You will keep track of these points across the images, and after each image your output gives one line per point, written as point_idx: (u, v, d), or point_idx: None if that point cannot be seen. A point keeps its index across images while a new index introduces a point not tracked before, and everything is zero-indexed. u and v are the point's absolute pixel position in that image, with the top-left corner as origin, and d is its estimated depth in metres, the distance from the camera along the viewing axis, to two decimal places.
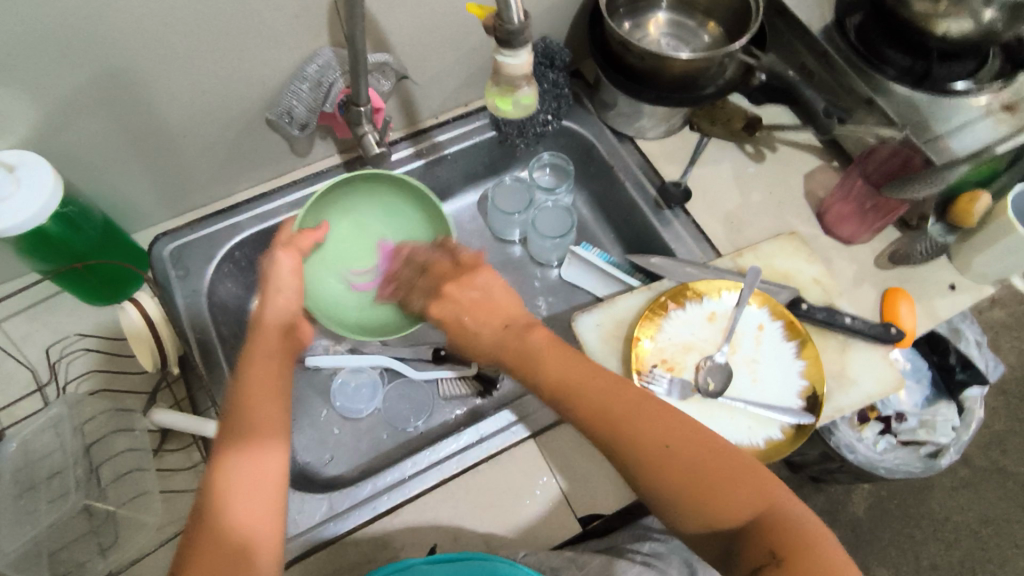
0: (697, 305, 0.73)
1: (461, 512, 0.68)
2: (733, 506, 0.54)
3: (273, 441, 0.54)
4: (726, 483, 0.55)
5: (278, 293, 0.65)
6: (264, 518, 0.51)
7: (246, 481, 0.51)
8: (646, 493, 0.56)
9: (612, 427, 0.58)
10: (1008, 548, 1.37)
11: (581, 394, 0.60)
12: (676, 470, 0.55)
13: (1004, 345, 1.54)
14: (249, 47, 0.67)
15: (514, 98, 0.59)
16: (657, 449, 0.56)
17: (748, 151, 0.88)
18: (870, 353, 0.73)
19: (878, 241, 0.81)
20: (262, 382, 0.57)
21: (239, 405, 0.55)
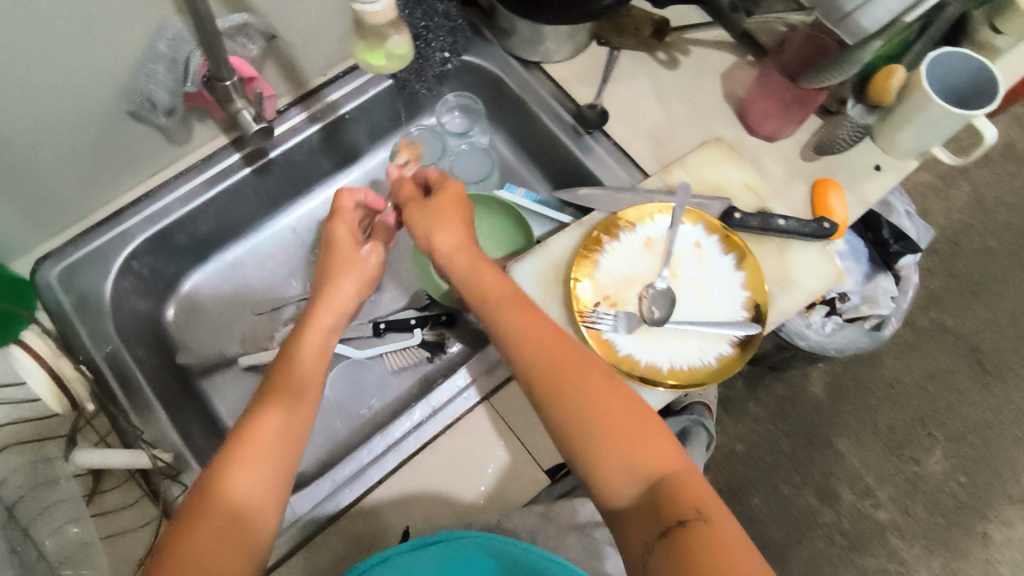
0: (631, 233, 0.70)
1: (430, 490, 0.66)
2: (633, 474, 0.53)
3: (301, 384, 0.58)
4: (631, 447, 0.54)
5: (348, 268, 0.68)
6: (264, 445, 0.53)
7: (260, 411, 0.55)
8: (573, 450, 0.55)
9: (557, 393, 0.56)
10: (954, 396, 1.43)
11: (529, 346, 0.58)
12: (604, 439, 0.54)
13: (933, 208, 1.58)
14: (82, 35, 0.58)
15: (386, 49, 0.55)
16: (593, 404, 0.55)
17: (661, 59, 0.83)
18: (808, 250, 0.72)
19: (801, 133, 0.79)
20: (313, 346, 0.61)
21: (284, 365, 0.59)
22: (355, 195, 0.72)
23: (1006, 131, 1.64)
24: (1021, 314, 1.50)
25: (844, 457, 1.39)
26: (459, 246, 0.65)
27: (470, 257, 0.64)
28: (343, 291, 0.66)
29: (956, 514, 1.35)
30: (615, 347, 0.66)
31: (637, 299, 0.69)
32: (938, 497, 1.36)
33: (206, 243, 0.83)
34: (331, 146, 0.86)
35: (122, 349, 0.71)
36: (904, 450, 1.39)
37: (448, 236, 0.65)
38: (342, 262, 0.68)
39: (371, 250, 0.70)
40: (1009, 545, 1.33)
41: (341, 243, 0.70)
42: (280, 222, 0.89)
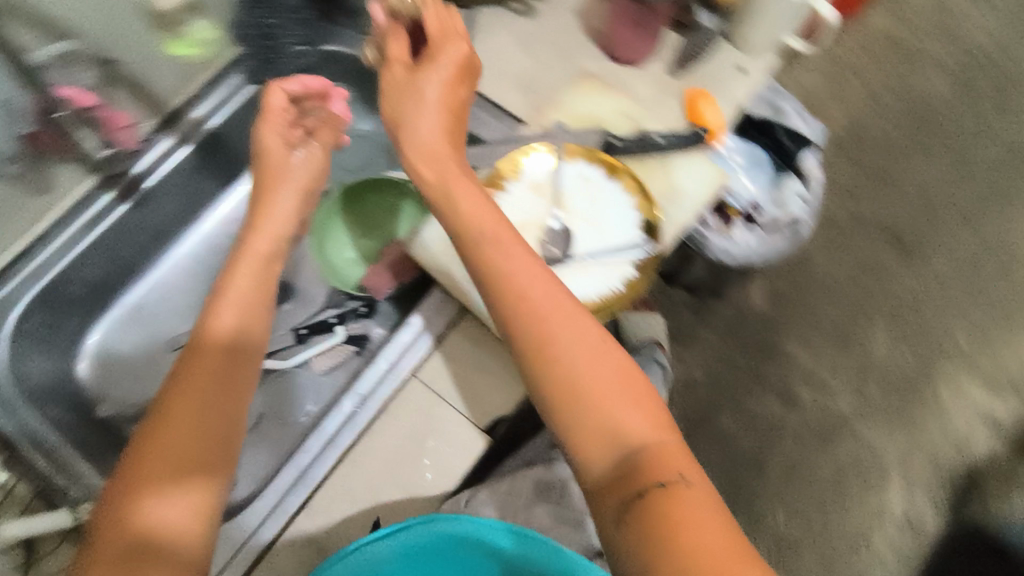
0: (518, 182, 0.71)
1: (376, 476, 0.66)
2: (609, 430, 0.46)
3: (226, 394, 0.51)
4: (611, 401, 0.47)
5: (282, 183, 0.71)
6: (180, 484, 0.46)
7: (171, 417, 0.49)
8: (544, 393, 0.48)
9: (537, 332, 0.49)
10: (882, 278, 1.48)
11: (504, 270, 0.52)
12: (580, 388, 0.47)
13: (831, 108, 1.58)
14: None
15: (190, 38, 0.78)
16: (579, 350, 0.48)
17: (517, 8, 0.83)
18: (690, 160, 0.74)
19: (664, 52, 0.80)
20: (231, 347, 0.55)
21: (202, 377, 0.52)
22: (285, 86, 0.72)
23: (884, 17, 1.66)
24: (928, 188, 1.54)
25: (797, 359, 1.43)
26: (437, 142, 0.63)
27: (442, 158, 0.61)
28: (281, 204, 0.70)
29: (906, 386, 1.41)
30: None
31: (536, 243, 0.70)
32: (888, 375, 1.42)
33: (99, 288, 0.80)
34: (209, 165, 0.83)
35: (30, 417, 0.68)
36: (850, 339, 1.44)
37: (427, 124, 0.63)
38: (276, 172, 0.72)
39: (301, 158, 0.74)
40: (960, 403, 1.40)
41: (275, 150, 0.72)
42: (177, 252, 0.87)
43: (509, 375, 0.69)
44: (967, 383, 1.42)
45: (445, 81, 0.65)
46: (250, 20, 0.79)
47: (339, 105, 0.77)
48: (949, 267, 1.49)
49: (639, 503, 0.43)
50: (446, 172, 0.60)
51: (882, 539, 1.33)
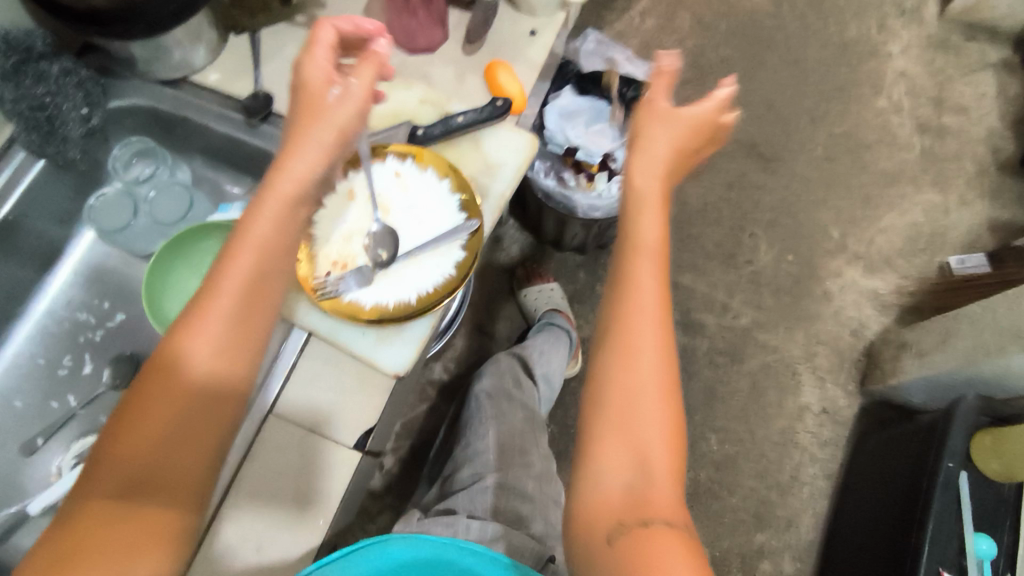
0: (332, 193, 0.70)
1: (252, 525, 0.63)
2: (639, 466, 0.54)
3: (199, 443, 0.52)
4: (649, 445, 0.55)
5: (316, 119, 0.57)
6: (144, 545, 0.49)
7: (144, 447, 0.50)
8: (602, 398, 0.57)
9: (625, 353, 0.58)
10: (752, 193, 1.55)
11: (628, 296, 0.60)
12: (630, 424, 0.56)
13: (669, 44, 1.64)
14: None
15: None
16: (651, 396, 0.56)
17: (301, 21, 0.82)
18: (497, 132, 0.75)
19: (454, 32, 0.80)
20: (221, 382, 0.53)
21: (189, 422, 0.51)
22: (337, 23, 0.60)
23: None
24: (773, 99, 1.62)
25: (693, 289, 1.49)
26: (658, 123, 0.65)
27: (666, 130, 0.65)
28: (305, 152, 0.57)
29: (796, 288, 1.49)
30: (360, 305, 0.67)
31: (364, 250, 0.69)
32: (778, 282, 1.49)
33: None
34: (17, 251, 0.79)
35: None
36: (736, 257, 1.51)
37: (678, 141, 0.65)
38: (311, 104, 0.58)
39: (339, 96, 0.58)
40: (846, 290, 1.49)
41: (312, 79, 0.58)
42: (7, 353, 0.81)
43: (365, 385, 0.69)
44: (848, 271, 1.50)
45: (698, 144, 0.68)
46: (18, 95, 0.71)
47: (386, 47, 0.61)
48: (808, 168, 1.58)
49: (624, 538, 0.51)
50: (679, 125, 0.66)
51: (807, 435, 1.40)
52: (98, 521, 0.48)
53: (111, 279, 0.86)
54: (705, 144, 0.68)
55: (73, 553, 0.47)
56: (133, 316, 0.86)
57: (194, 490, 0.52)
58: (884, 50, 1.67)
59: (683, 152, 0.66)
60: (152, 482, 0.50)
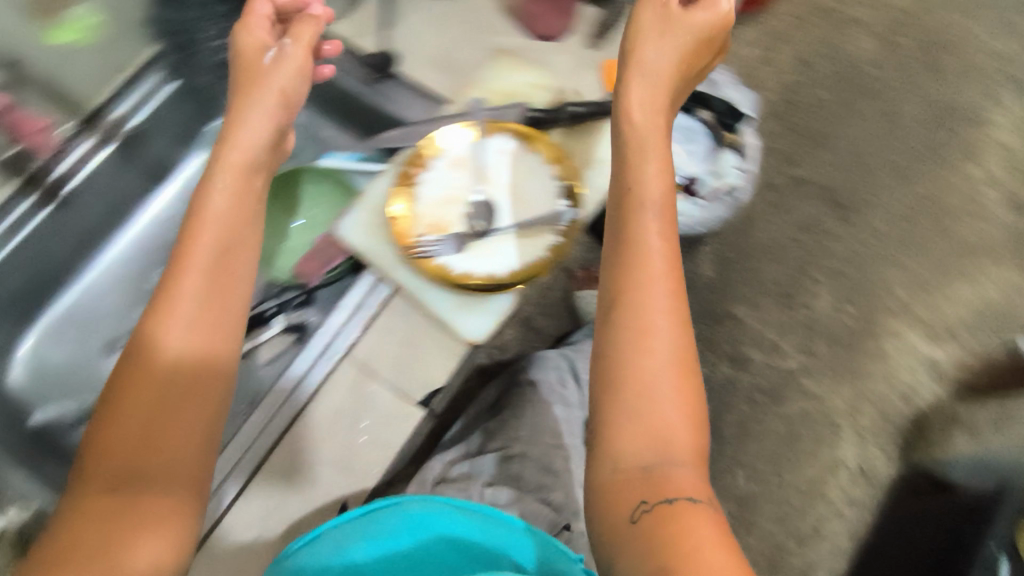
0: (438, 159, 0.73)
1: (311, 457, 0.66)
2: (658, 438, 0.52)
3: (190, 412, 0.54)
4: (663, 409, 0.53)
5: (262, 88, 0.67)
6: (148, 525, 0.49)
7: (140, 423, 0.52)
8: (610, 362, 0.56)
9: (639, 314, 0.57)
10: (823, 239, 1.53)
11: (637, 253, 0.60)
12: (642, 391, 0.53)
13: (764, 77, 1.64)
14: None
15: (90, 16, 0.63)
16: (662, 365, 0.54)
17: None
18: (609, 126, 0.76)
19: (580, 24, 0.82)
20: (201, 348, 0.56)
21: (181, 396, 0.54)
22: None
23: None
24: (861, 148, 1.59)
25: (745, 322, 1.47)
26: (676, 36, 0.70)
27: (671, 36, 0.70)
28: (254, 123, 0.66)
29: (851, 341, 1.46)
30: (450, 270, 0.69)
31: (461, 218, 0.71)
32: (833, 332, 1.47)
33: (25, 296, 0.79)
34: (133, 163, 0.83)
35: None
36: (794, 299, 1.49)
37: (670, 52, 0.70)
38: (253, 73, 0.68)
39: (277, 58, 0.69)
40: (903, 353, 1.46)
41: (248, 50, 0.69)
42: (106, 257, 0.85)
43: (438, 350, 0.68)
44: (907, 333, 1.47)
45: (714, 44, 0.73)
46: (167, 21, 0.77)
47: (321, 9, 0.72)
48: (884, 223, 1.55)
49: (655, 518, 0.48)
50: (668, 49, 0.70)
51: (837, 490, 1.38)
52: (101, 504, 0.49)
53: None
54: (716, 49, 0.74)
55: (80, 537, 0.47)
56: None
57: (192, 466, 0.53)
58: (985, 118, 1.63)
59: (697, 37, 0.71)
60: (150, 460, 0.51)
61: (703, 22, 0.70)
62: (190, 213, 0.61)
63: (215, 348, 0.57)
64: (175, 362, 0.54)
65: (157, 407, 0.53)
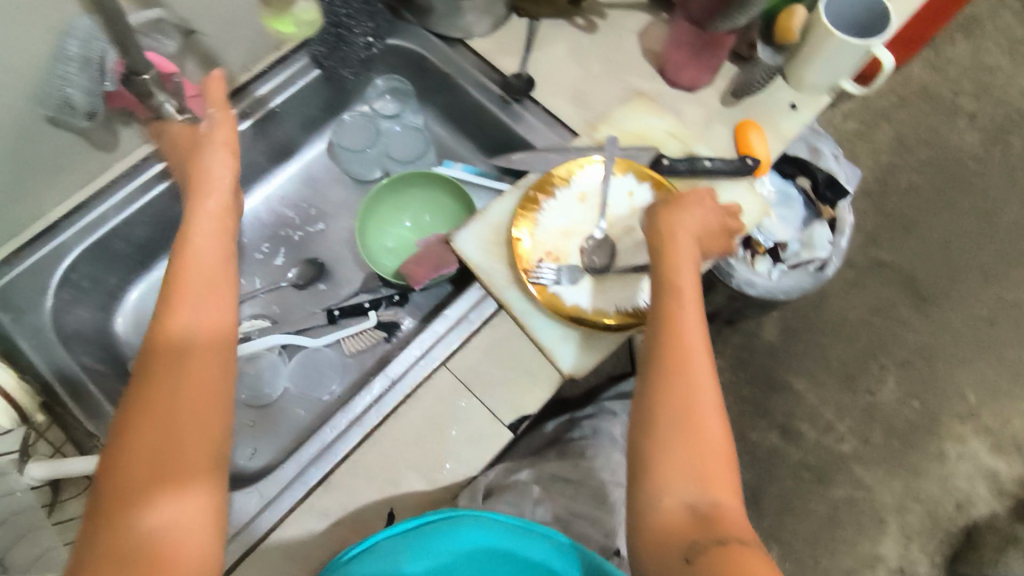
0: (566, 190, 0.73)
1: (393, 459, 0.66)
2: (704, 476, 0.52)
3: (197, 389, 0.49)
4: (710, 453, 0.53)
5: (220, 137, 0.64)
6: (178, 514, 0.44)
7: (156, 417, 0.47)
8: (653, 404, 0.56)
9: (681, 360, 0.57)
10: (898, 326, 1.48)
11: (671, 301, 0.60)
12: (685, 432, 0.54)
13: (861, 152, 1.61)
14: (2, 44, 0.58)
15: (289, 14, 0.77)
16: (704, 406, 0.55)
17: (578, 24, 0.85)
18: (736, 186, 0.76)
19: (717, 81, 0.83)
20: (204, 323, 0.52)
21: (188, 378, 0.49)
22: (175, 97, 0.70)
23: (919, 70, 1.68)
24: (950, 241, 1.55)
25: (803, 397, 1.42)
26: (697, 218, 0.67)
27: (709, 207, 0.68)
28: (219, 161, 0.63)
29: (911, 437, 1.41)
30: (562, 301, 0.69)
31: (578, 251, 0.72)
32: (894, 424, 1.42)
33: (144, 250, 0.82)
34: (263, 140, 0.86)
35: (69, 361, 0.71)
36: (859, 383, 1.44)
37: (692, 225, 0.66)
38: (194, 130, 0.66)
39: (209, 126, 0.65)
40: (963, 459, 1.41)
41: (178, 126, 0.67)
42: None
43: (536, 377, 0.69)
44: (971, 440, 1.42)
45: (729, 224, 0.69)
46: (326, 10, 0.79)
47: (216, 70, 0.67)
48: (964, 322, 1.50)
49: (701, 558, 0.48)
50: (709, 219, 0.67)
51: None
52: (127, 512, 0.43)
53: (321, 190, 0.92)
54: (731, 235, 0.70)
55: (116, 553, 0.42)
56: (329, 230, 0.91)
57: (214, 443, 0.48)
58: None
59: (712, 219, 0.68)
60: (168, 450, 0.46)
61: (693, 228, 0.66)
62: (187, 204, 0.60)
63: (215, 318, 0.53)
64: (182, 338, 0.50)
65: (162, 395, 0.48)
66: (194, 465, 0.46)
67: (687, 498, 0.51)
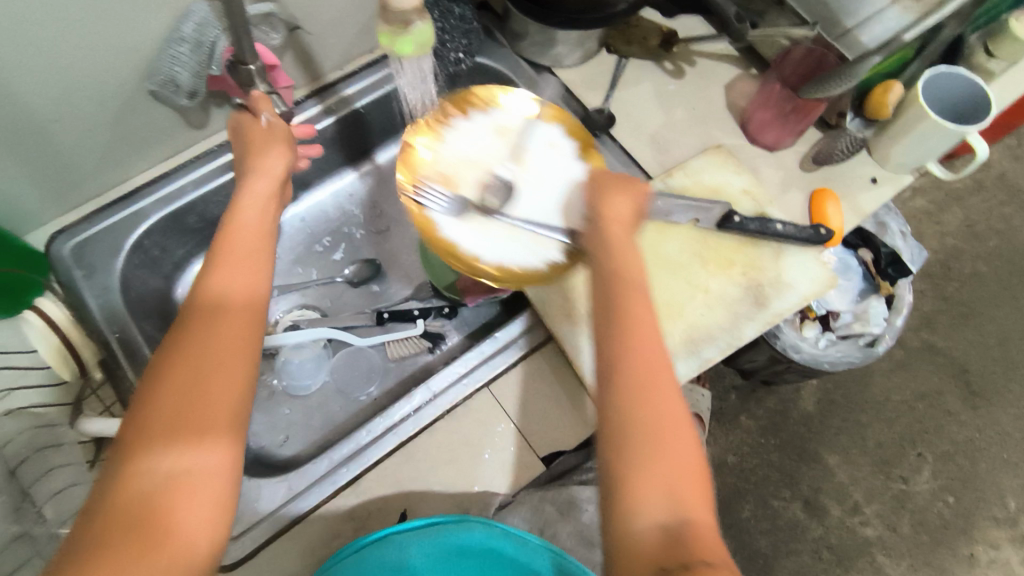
0: (485, 116, 0.76)
1: (424, 473, 0.66)
2: (678, 502, 0.46)
3: (224, 366, 0.48)
4: (683, 475, 0.48)
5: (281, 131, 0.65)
6: (195, 494, 0.44)
7: (181, 389, 0.46)
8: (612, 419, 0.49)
9: (646, 373, 0.50)
10: (942, 417, 1.43)
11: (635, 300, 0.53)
12: (644, 453, 0.48)
13: (927, 231, 1.57)
14: (127, 19, 0.61)
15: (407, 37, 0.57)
16: (666, 421, 0.49)
17: (667, 69, 0.85)
18: (802, 255, 0.76)
19: (800, 144, 0.82)
20: (239, 293, 0.51)
21: (209, 351, 0.48)
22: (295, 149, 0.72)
23: (1000, 157, 1.64)
24: (1010, 337, 1.49)
25: (833, 472, 1.38)
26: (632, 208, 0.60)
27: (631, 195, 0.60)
28: (274, 142, 0.63)
29: (942, 533, 1.35)
30: (439, 229, 0.70)
31: (473, 185, 0.73)
32: (925, 516, 1.36)
33: (214, 227, 0.85)
34: (343, 138, 0.88)
35: (129, 324, 0.73)
36: (893, 469, 1.39)
37: (633, 208, 0.60)
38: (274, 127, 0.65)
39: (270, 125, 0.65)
40: (994, 566, 1.34)
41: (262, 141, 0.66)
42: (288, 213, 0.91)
43: (577, 416, 0.69)
44: (1005, 548, 1.35)
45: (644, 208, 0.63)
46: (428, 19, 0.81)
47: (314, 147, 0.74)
48: (1014, 423, 1.44)
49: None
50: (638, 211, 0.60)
51: None
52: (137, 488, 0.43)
53: (388, 193, 0.94)
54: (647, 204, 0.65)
55: (126, 526, 0.42)
56: (390, 233, 0.92)
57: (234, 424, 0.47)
58: None
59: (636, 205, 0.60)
60: (190, 424, 0.46)
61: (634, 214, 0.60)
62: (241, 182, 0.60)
63: (248, 294, 0.52)
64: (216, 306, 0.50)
65: (187, 365, 0.47)
66: (212, 444, 0.46)
67: (653, 529, 0.45)
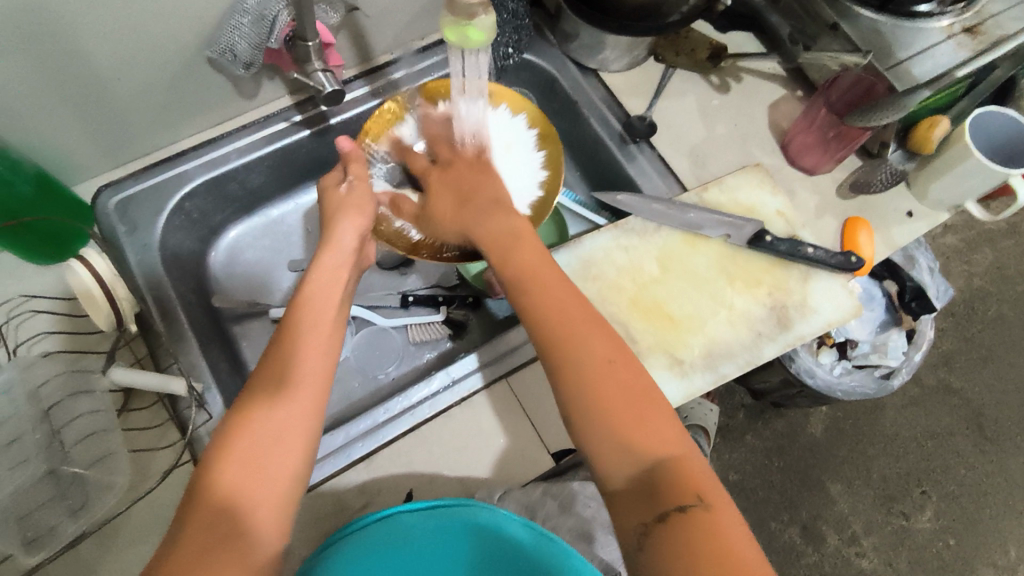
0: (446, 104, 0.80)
1: (435, 456, 0.68)
2: (633, 443, 0.51)
3: (300, 341, 0.56)
4: (628, 413, 0.53)
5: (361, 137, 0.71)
6: (285, 445, 0.51)
7: (265, 366, 0.55)
8: (557, 388, 0.55)
9: (567, 332, 0.56)
10: (951, 458, 1.42)
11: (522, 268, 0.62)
12: (585, 407, 0.53)
13: (954, 270, 1.55)
14: None
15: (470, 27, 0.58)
16: (601, 368, 0.54)
17: (713, 82, 0.86)
18: (830, 280, 0.76)
19: (839, 170, 0.82)
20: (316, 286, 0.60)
21: (286, 332, 0.57)
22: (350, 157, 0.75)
23: None
24: None
25: (834, 500, 1.37)
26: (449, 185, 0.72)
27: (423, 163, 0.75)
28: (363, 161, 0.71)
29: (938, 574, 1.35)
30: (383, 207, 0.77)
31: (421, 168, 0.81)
32: (923, 555, 1.35)
33: (253, 196, 0.87)
34: None
35: (164, 281, 0.75)
36: (896, 504, 1.38)
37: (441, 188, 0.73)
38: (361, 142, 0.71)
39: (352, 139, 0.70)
40: None
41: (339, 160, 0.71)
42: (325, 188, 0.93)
43: None
44: None
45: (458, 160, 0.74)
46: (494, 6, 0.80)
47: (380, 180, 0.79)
48: None
49: (659, 535, 0.46)
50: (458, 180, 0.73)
51: None
52: (235, 445, 0.50)
53: None
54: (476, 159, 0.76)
55: (230, 478, 0.49)
56: None
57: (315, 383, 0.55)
58: None
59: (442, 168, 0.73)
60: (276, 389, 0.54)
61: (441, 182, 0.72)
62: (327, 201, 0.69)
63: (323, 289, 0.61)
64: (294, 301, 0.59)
65: (276, 346, 0.56)
66: (297, 402, 0.53)
67: (620, 478, 0.51)
